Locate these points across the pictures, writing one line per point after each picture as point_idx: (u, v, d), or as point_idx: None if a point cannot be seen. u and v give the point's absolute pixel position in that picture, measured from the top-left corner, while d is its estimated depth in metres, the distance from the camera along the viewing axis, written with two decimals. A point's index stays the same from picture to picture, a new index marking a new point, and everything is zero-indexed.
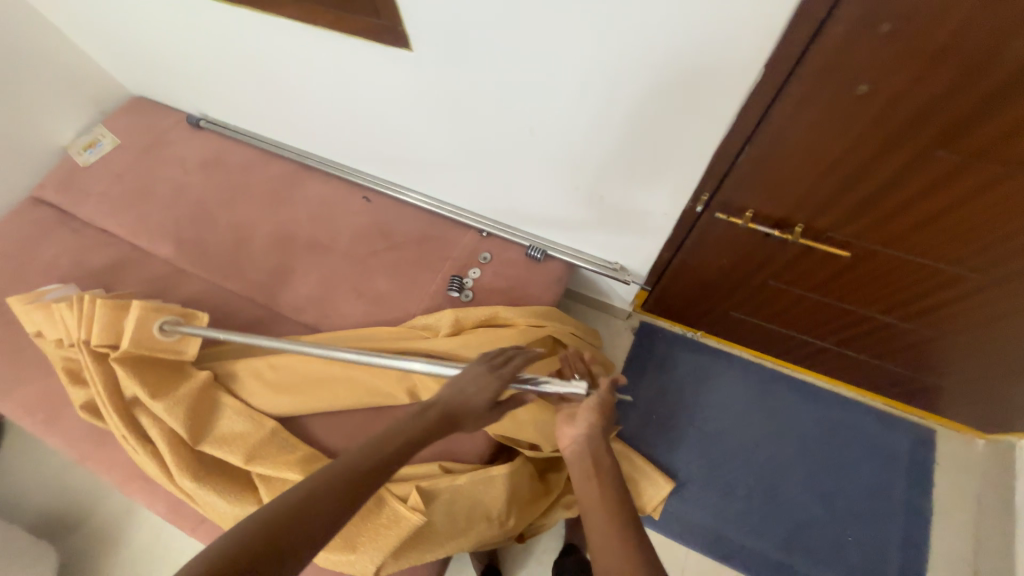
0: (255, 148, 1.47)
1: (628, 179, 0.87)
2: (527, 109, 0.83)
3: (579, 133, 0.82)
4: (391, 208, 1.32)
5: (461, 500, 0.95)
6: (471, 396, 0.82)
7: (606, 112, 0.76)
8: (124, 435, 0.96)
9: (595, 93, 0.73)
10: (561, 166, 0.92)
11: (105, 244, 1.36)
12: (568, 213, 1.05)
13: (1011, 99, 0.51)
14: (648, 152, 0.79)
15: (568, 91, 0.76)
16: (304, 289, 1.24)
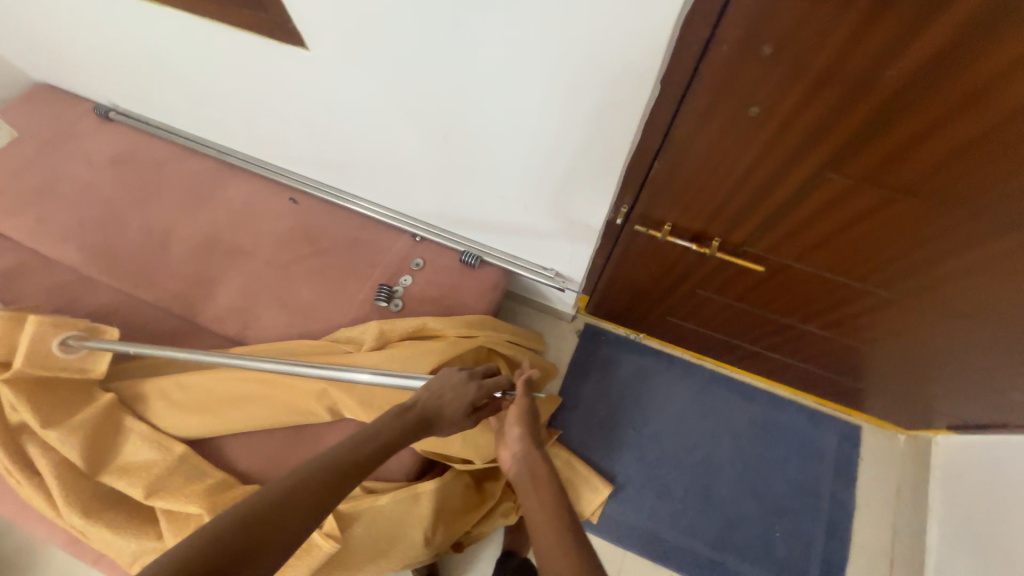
0: (173, 143, 1.36)
1: (552, 187, 0.85)
2: (448, 114, 0.81)
3: (501, 139, 0.80)
4: (320, 211, 1.25)
5: (384, 520, 0.92)
6: (449, 400, 0.79)
7: (524, 118, 0.74)
8: (5, 465, 0.87)
9: (511, 98, 0.71)
10: (488, 171, 0.90)
11: (1, 250, 1.24)
12: (501, 219, 1.03)
13: (889, 125, 0.53)
14: (568, 161, 0.77)
15: (484, 96, 0.73)
16: (224, 299, 1.16)
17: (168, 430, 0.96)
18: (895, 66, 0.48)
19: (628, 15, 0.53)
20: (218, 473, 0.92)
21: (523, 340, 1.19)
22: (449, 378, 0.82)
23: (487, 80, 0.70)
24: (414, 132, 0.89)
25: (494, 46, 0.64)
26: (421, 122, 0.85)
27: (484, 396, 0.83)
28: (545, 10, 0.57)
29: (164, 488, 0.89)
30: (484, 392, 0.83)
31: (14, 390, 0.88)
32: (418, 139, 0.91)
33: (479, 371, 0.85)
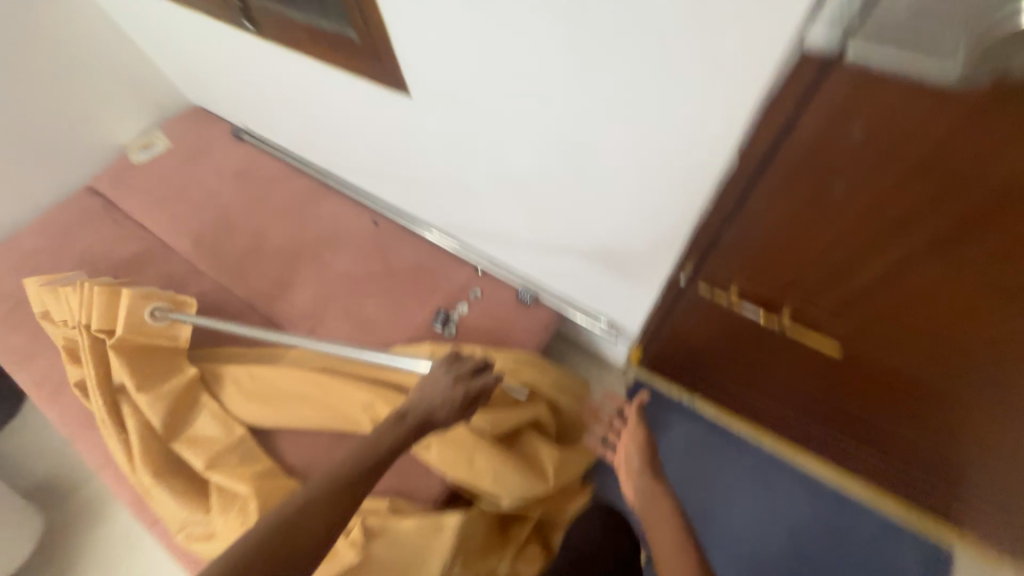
0: (285, 163, 1.56)
1: (620, 233, 0.87)
2: (526, 160, 0.86)
3: (576, 185, 0.83)
4: (396, 234, 1.36)
5: (405, 543, 0.93)
6: (437, 404, 0.78)
7: (601, 167, 0.77)
8: (103, 419, 0.99)
9: (593, 148, 0.74)
10: (558, 214, 0.93)
11: (137, 237, 1.46)
12: (563, 260, 1.06)
13: (999, 225, 0.47)
14: (641, 210, 0.79)
15: (565, 145, 0.77)
16: (300, 303, 1.28)
17: (232, 409, 1.05)
18: (1010, 164, 0.43)
19: (712, 97, 0.57)
20: (265, 462, 0.99)
21: (567, 385, 1.19)
22: (434, 381, 0.81)
23: (571, 130, 0.74)
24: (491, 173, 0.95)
25: (577, 110, 0.71)
26: (499, 165, 0.92)
27: (474, 394, 0.80)
28: (629, 83, 0.62)
29: (218, 467, 0.97)
30: (471, 391, 0.80)
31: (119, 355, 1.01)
32: (494, 180, 0.96)
33: (465, 369, 0.83)
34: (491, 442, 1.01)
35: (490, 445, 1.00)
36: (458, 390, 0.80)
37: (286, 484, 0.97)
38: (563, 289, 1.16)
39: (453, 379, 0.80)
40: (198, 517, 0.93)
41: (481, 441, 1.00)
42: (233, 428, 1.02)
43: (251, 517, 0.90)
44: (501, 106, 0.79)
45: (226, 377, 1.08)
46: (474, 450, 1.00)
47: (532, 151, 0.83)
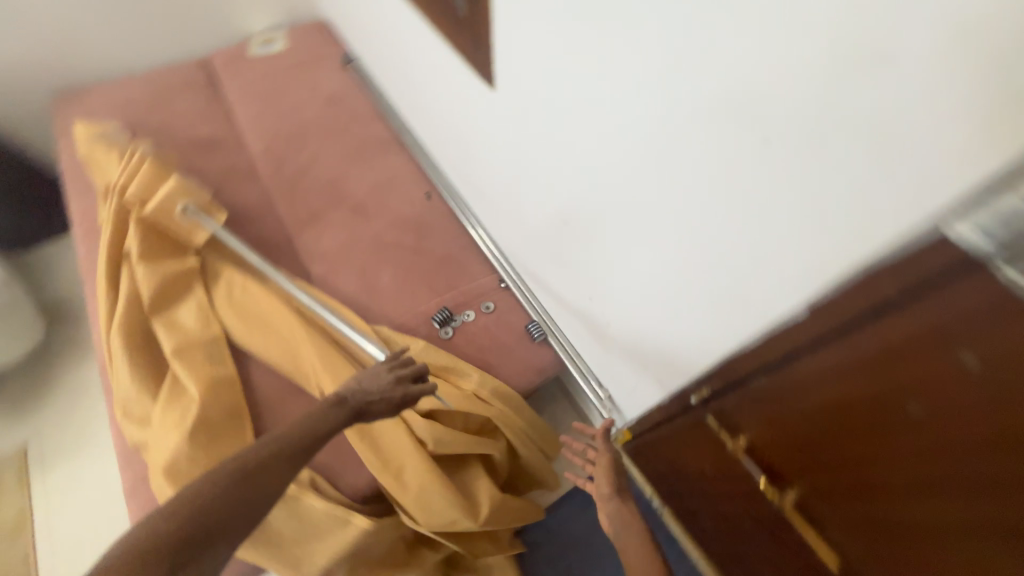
0: (375, 105, 1.56)
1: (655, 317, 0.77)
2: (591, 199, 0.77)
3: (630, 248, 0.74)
4: (441, 215, 1.32)
5: (306, 519, 0.89)
6: (374, 397, 0.75)
7: (661, 243, 0.67)
8: (100, 276, 1.02)
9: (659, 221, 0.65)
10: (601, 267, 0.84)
11: (219, 122, 1.52)
12: (586, 313, 0.97)
13: None
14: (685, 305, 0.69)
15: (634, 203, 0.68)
16: (326, 243, 1.28)
17: (218, 312, 1.05)
18: None
19: (792, 235, 0.48)
20: (230, 369, 0.99)
21: (535, 436, 1.12)
22: (371, 374, 0.78)
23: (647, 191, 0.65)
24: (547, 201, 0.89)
25: (647, 180, 0.63)
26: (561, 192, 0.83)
27: (412, 397, 0.77)
28: (707, 180, 0.54)
29: (186, 356, 0.97)
30: (410, 393, 0.77)
31: (135, 235, 1.04)
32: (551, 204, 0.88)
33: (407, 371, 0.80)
34: (430, 460, 0.95)
35: (427, 462, 0.95)
36: (397, 387, 0.77)
37: (234, 402, 0.96)
38: (574, 340, 1.07)
39: (394, 376, 0.77)
40: (141, 399, 0.93)
41: (422, 454, 0.95)
42: (209, 328, 1.02)
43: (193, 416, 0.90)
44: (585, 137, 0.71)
45: (224, 280, 1.08)
46: (410, 459, 0.95)
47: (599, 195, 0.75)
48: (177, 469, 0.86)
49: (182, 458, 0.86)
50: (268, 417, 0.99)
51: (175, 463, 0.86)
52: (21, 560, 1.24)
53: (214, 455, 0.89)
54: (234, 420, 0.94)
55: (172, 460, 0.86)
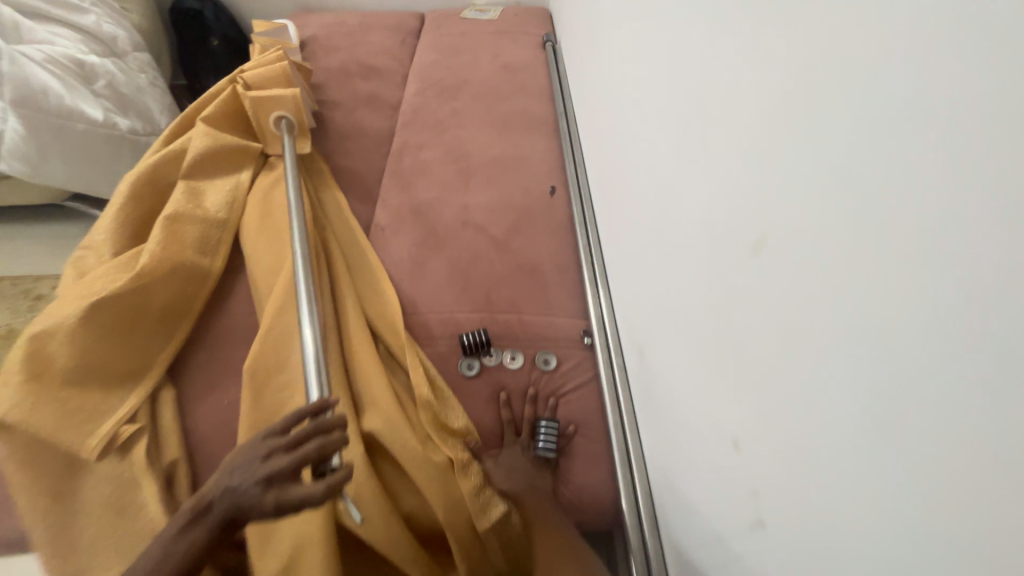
0: (549, 87, 1.30)
1: (820, 562, 0.32)
2: (787, 240, 0.34)
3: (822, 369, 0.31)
4: (554, 219, 0.94)
5: (128, 505, 0.58)
6: (240, 502, 0.44)
7: (914, 400, 0.24)
8: (169, 129, 0.90)
9: (964, 353, 0.22)
10: (760, 388, 0.38)
11: (395, 59, 1.43)
12: (699, 464, 0.48)
13: None
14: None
15: (892, 279, 0.25)
16: (408, 194, 1.01)
17: (248, 199, 0.86)
18: None
19: None
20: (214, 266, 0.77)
21: None
22: (241, 459, 0.47)
23: (953, 279, 0.22)
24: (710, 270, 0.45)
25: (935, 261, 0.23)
26: (735, 199, 0.40)
27: (292, 505, 0.43)
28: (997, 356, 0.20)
29: (176, 226, 0.77)
30: (286, 501, 0.43)
31: (212, 110, 0.91)
32: (709, 224, 0.44)
33: (282, 443, 0.46)
34: (324, 526, 0.55)
35: (318, 529, 0.55)
36: (268, 487, 0.44)
37: (177, 302, 0.72)
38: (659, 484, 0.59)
39: (269, 469, 0.44)
40: (97, 252, 0.74)
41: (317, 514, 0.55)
42: (223, 218, 0.81)
43: (115, 288, 0.67)
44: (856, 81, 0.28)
45: (271, 183, 0.89)
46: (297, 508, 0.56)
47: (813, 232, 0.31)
48: (47, 345, 0.62)
49: (59, 336, 0.63)
50: (197, 352, 0.72)
51: (50, 335, 0.62)
52: None
53: (98, 353, 0.65)
54: (164, 328, 0.70)
55: (53, 329, 0.63)
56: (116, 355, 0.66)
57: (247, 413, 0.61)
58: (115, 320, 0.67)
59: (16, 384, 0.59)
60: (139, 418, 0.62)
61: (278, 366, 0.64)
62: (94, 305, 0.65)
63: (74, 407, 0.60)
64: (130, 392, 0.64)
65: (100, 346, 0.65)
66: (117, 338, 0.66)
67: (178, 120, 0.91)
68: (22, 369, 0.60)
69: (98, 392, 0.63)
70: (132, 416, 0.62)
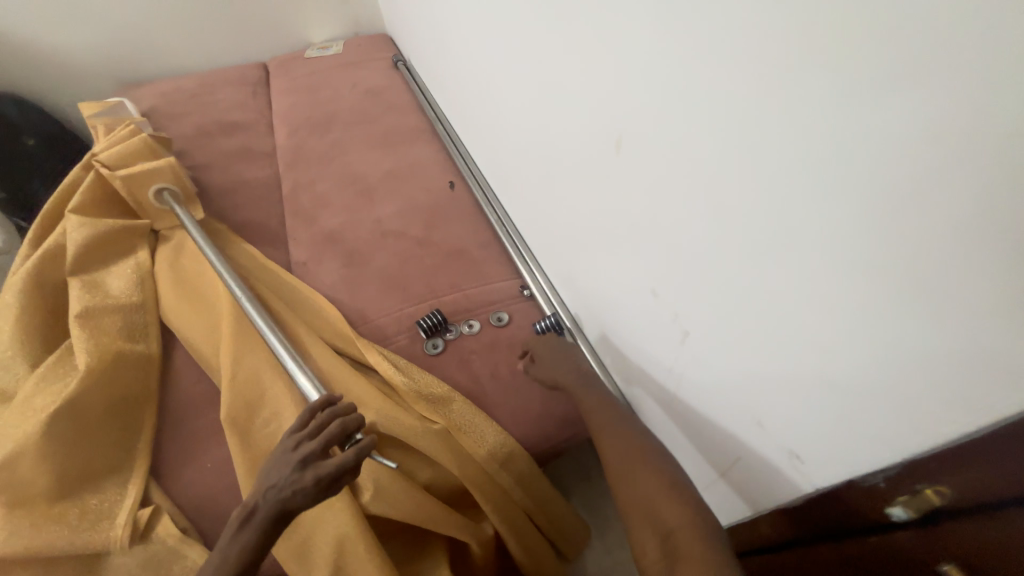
0: (415, 100, 1.40)
1: (738, 328, 0.44)
2: (637, 124, 0.47)
3: (688, 198, 0.44)
4: (462, 207, 1.04)
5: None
6: (280, 494, 0.54)
7: (740, 179, 0.38)
8: (31, 233, 0.83)
9: (752, 132, 0.35)
10: (655, 241, 0.51)
11: (254, 110, 1.42)
12: (639, 328, 0.60)
13: None
14: (784, 301, 0.38)
15: (701, 113, 0.39)
16: (318, 227, 1.03)
17: (155, 276, 0.83)
18: None
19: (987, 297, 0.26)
20: (151, 347, 0.74)
21: (536, 513, 0.71)
22: (273, 462, 0.56)
23: (730, 92, 0.35)
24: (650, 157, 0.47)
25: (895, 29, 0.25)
26: (593, 119, 0.53)
27: (329, 477, 0.54)
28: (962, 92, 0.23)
29: (93, 324, 0.72)
30: (323, 475, 0.54)
31: (79, 202, 0.86)
32: (582, 147, 0.58)
33: (306, 435, 0.57)
34: (356, 521, 0.59)
35: (355, 525, 0.58)
36: (304, 472, 0.55)
37: (125, 392, 0.68)
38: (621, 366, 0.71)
39: (301, 453, 0.55)
40: (13, 372, 0.67)
41: (345, 512, 0.59)
42: (137, 300, 0.78)
43: (67, 394, 0.62)
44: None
45: (173, 253, 0.86)
46: (328, 515, 0.59)
47: (649, 110, 0.45)
48: (16, 471, 0.57)
49: (30, 456, 0.57)
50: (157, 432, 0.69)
51: (17, 458, 0.57)
52: None
53: (78, 459, 0.60)
54: (125, 418, 0.66)
55: (16, 452, 0.57)
56: (91, 456, 0.61)
57: (240, 457, 0.61)
58: (74, 424, 0.62)
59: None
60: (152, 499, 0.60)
61: (255, 405, 0.65)
62: (52, 417, 0.60)
63: (74, 517, 0.56)
64: (128, 482, 0.61)
65: (72, 452, 0.60)
66: (82, 440, 0.62)
67: (39, 221, 0.84)
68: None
69: (92, 495, 0.59)
70: (142, 500, 0.60)
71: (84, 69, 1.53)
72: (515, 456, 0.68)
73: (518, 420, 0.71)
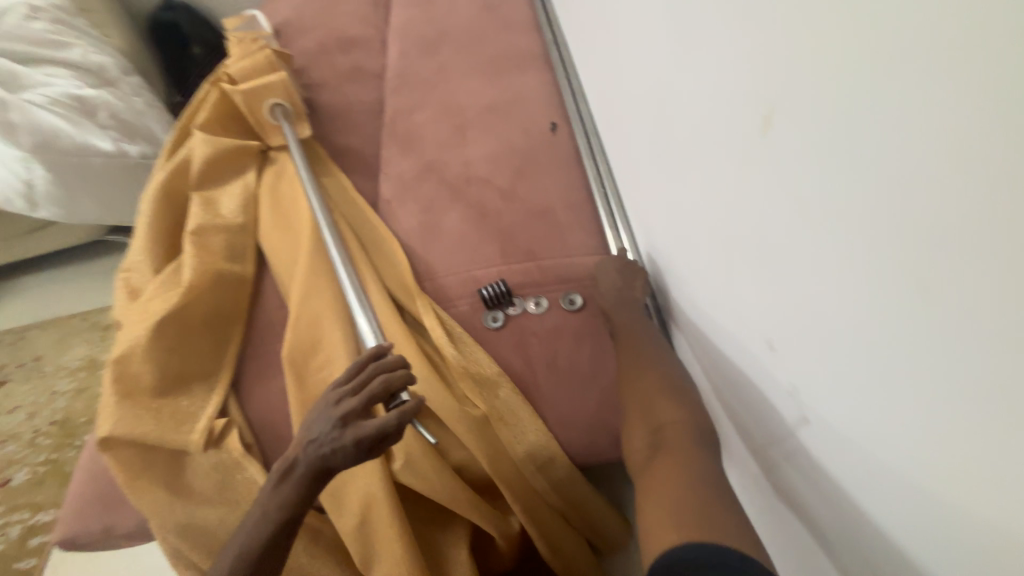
0: (535, 18, 1.20)
1: (893, 417, 0.32)
2: (805, 101, 0.33)
3: (858, 225, 0.30)
4: (560, 157, 0.89)
5: (238, 485, 0.63)
6: (323, 446, 0.55)
7: (960, 224, 0.24)
8: (169, 145, 0.92)
9: (1014, 154, 0.21)
10: (791, 265, 0.38)
11: (372, 24, 1.37)
12: (746, 358, 0.48)
13: None
14: (977, 416, 0.25)
15: (923, 104, 0.24)
16: (406, 163, 0.98)
17: (257, 196, 0.87)
18: None
19: None
20: (246, 268, 0.79)
21: (573, 519, 0.65)
22: (317, 411, 0.57)
23: (993, 82, 0.21)
24: (791, 154, 0.35)
25: None
26: (741, 81, 0.39)
27: (368, 439, 0.54)
28: None
29: (203, 239, 0.79)
30: (362, 436, 0.54)
31: (206, 116, 0.92)
32: (717, 117, 0.43)
33: (349, 389, 0.56)
34: (383, 488, 0.59)
35: (380, 490, 0.59)
36: (346, 428, 0.55)
37: (223, 307, 0.75)
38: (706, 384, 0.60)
39: (341, 411, 0.55)
40: (142, 273, 0.78)
41: (375, 477, 0.59)
42: (240, 219, 0.83)
43: (172, 305, 0.70)
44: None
45: (275, 178, 0.90)
46: (360, 472, 0.60)
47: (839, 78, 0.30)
48: (130, 366, 0.67)
49: (139, 356, 0.67)
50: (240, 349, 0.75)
51: (130, 357, 0.67)
52: (94, 396, 1.30)
53: (176, 363, 0.69)
54: (218, 331, 0.74)
55: (130, 350, 0.67)
56: (189, 362, 0.70)
57: (295, 397, 0.64)
58: (176, 330, 0.70)
59: (115, 402, 0.65)
60: (228, 412, 0.68)
61: (314, 349, 0.67)
62: (159, 323, 0.69)
63: (167, 414, 0.65)
64: (211, 392, 0.69)
65: (173, 355, 0.69)
66: (183, 345, 0.70)
67: (175, 133, 0.92)
68: (115, 390, 0.65)
69: (184, 396, 0.67)
70: (220, 411, 0.68)
71: None
72: (555, 458, 0.62)
73: (568, 423, 0.64)
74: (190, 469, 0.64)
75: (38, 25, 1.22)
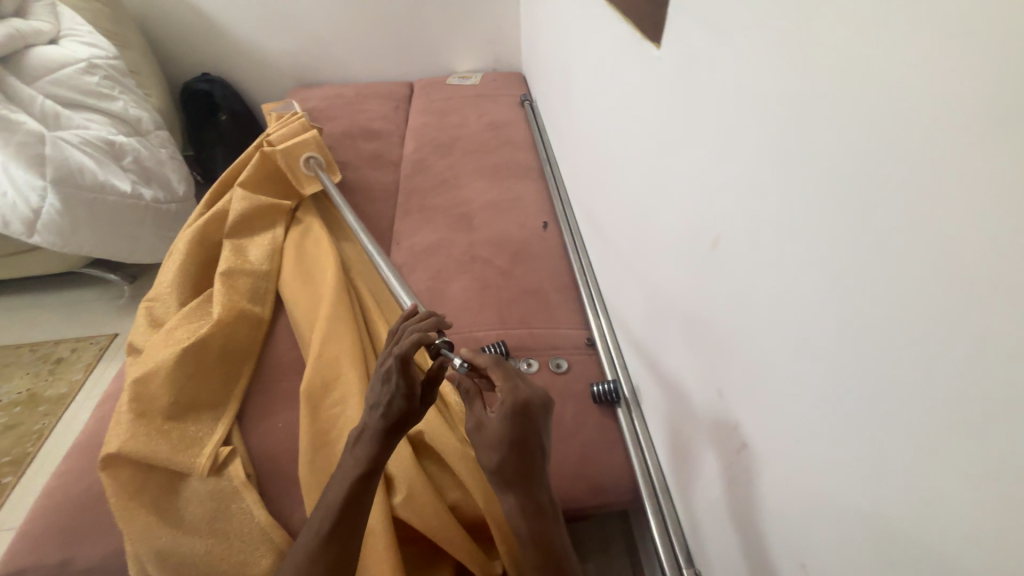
0: (531, 139, 1.50)
1: (784, 460, 0.44)
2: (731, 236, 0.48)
3: (760, 324, 0.45)
4: (549, 248, 1.09)
5: (232, 515, 0.64)
6: (377, 400, 0.61)
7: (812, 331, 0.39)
8: (207, 195, 1.02)
9: (831, 290, 0.36)
10: (727, 345, 0.51)
11: (393, 122, 1.62)
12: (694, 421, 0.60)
13: None
14: (827, 462, 0.39)
15: (787, 256, 0.40)
16: (417, 238, 1.14)
17: (284, 246, 0.98)
18: None
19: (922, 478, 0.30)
20: (265, 310, 0.87)
21: None
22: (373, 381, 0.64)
23: (814, 252, 0.37)
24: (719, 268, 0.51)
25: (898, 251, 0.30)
26: (703, 209, 0.53)
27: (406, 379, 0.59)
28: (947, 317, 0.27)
29: (230, 281, 0.87)
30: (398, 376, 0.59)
31: (245, 173, 1.05)
32: (676, 233, 0.60)
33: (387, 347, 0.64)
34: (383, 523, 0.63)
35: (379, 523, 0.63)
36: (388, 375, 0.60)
37: (241, 342, 0.81)
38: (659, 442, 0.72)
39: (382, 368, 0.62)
40: (167, 304, 0.84)
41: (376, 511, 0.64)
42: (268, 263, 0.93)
43: (198, 335, 0.77)
44: (762, 124, 0.42)
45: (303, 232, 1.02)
46: None
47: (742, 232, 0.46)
48: (148, 388, 0.71)
49: (159, 380, 0.72)
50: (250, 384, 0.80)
51: (150, 380, 0.71)
52: (25, 435, 1.20)
53: (190, 391, 0.73)
54: (235, 361, 0.79)
55: (151, 372, 0.72)
56: (203, 390, 0.74)
57: (307, 428, 0.70)
58: (196, 357, 0.75)
59: (128, 422, 0.67)
60: (232, 441, 0.71)
61: (330, 385, 0.74)
62: (183, 351, 0.74)
63: (175, 437, 0.68)
64: (219, 421, 0.72)
65: (189, 380, 0.73)
66: (199, 372, 0.75)
67: (213, 184, 1.04)
68: (130, 409, 0.69)
69: (192, 422, 0.71)
70: (225, 439, 0.71)
71: (276, 67, 1.87)
72: None
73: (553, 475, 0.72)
74: (185, 494, 0.66)
75: (92, 78, 1.34)
